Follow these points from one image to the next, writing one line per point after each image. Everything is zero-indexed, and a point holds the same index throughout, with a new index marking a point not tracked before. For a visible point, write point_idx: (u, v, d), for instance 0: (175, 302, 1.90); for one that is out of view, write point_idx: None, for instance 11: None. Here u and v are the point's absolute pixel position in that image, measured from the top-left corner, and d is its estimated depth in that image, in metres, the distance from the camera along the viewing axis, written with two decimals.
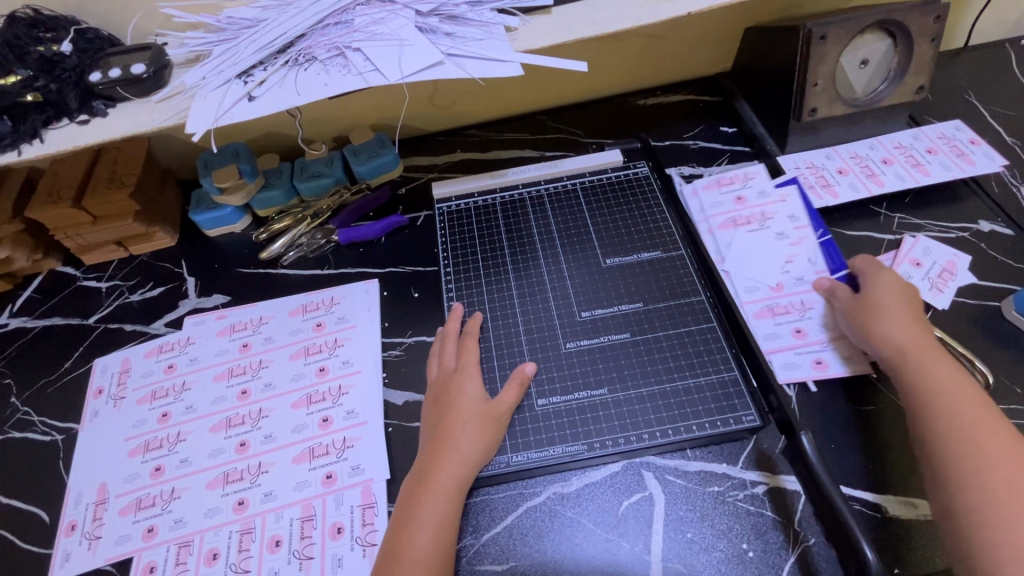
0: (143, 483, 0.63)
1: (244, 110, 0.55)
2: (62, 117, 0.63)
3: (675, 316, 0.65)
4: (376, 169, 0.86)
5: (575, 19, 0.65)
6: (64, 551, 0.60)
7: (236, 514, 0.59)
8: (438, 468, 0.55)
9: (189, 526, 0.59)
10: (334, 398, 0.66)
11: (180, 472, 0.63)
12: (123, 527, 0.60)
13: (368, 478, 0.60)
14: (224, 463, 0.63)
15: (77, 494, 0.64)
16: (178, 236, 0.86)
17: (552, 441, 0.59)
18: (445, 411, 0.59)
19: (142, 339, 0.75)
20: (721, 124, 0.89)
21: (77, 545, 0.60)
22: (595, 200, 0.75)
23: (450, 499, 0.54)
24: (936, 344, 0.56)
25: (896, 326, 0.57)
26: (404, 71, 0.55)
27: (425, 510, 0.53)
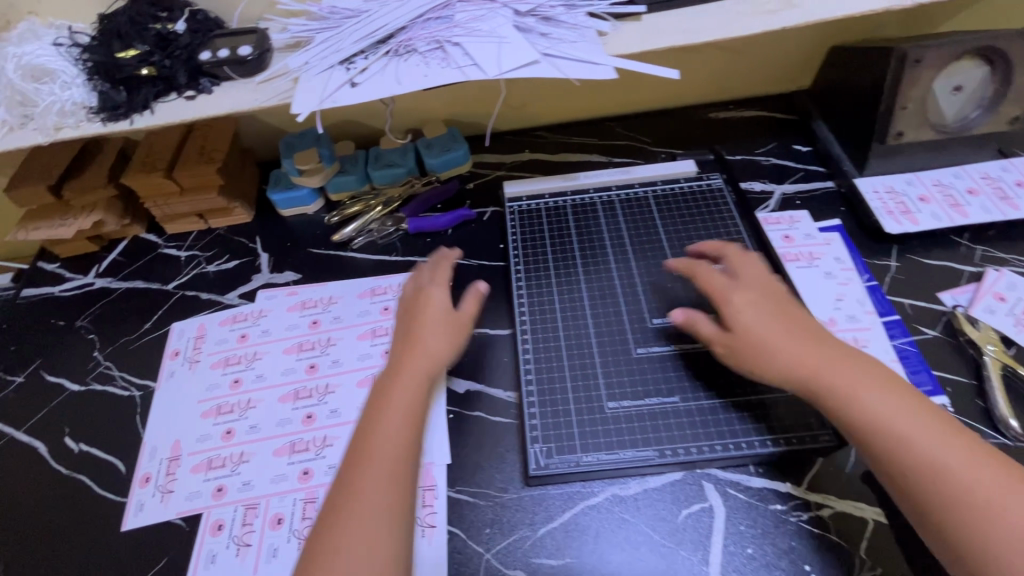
0: (215, 445, 0.66)
1: (346, 95, 0.57)
2: (171, 91, 0.66)
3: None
4: (448, 162, 0.88)
5: (666, 27, 0.66)
6: (138, 502, 0.63)
7: (302, 483, 0.62)
8: (387, 399, 0.56)
9: (256, 490, 0.62)
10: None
11: (249, 438, 0.65)
12: (194, 484, 0.63)
13: (429, 461, 0.62)
14: (291, 433, 0.65)
15: (151, 448, 0.67)
16: (254, 213, 0.89)
17: (616, 444, 0.59)
18: (410, 322, 0.64)
19: (218, 308, 0.79)
20: (795, 143, 0.88)
21: (151, 497, 0.63)
22: (667, 210, 0.76)
23: (408, 420, 0.55)
24: (829, 351, 0.52)
25: (780, 353, 0.53)
26: (503, 68, 0.56)
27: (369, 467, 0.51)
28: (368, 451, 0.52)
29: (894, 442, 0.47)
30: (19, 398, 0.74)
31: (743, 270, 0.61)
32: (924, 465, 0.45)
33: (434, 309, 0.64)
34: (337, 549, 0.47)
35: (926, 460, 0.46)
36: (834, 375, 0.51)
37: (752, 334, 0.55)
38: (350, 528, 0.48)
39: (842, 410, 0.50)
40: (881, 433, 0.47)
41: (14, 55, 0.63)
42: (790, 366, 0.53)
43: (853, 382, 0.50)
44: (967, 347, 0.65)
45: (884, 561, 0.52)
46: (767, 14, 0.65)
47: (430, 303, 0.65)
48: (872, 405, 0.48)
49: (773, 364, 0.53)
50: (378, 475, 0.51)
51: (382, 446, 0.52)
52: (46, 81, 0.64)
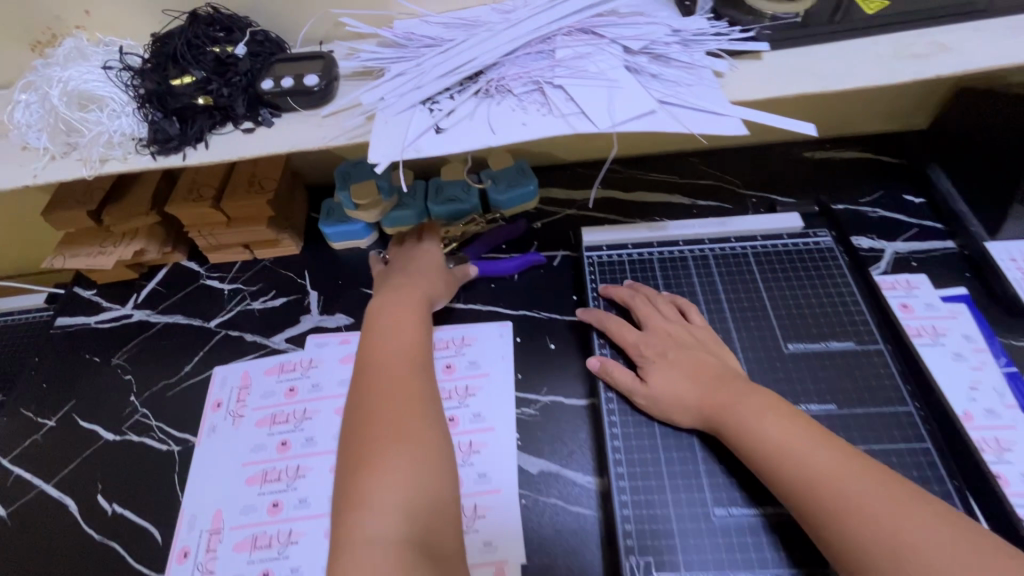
0: (260, 520, 0.59)
1: (431, 143, 0.50)
2: (227, 123, 0.59)
3: (878, 425, 0.55)
4: (515, 199, 0.80)
5: (794, 68, 0.56)
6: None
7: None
8: (386, 326, 0.62)
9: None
10: (464, 455, 0.61)
11: (297, 514, 0.59)
12: (238, 566, 0.57)
13: (500, 559, 0.55)
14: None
15: (191, 517, 0.61)
16: (302, 244, 0.82)
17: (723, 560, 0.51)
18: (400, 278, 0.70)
19: (263, 353, 0.72)
20: (906, 192, 0.78)
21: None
22: (771, 270, 0.67)
23: (410, 333, 0.61)
24: (699, 389, 0.56)
25: (666, 391, 0.57)
26: (615, 118, 0.48)
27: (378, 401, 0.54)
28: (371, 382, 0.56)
29: (785, 477, 0.47)
30: (50, 446, 0.68)
31: (643, 309, 0.64)
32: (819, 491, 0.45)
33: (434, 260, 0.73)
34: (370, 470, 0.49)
35: (823, 480, 0.45)
36: (730, 413, 0.53)
37: (660, 388, 0.57)
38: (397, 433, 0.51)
39: (751, 451, 0.50)
40: (775, 459, 0.48)
41: (60, 80, 0.57)
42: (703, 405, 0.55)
43: (751, 413, 0.52)
44: None
45: None
46: (915, 57, 0.56)
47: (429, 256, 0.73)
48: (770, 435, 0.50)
49: (683, 414, 0.56)
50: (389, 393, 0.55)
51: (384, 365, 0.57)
52: (94, 109, 0.57)
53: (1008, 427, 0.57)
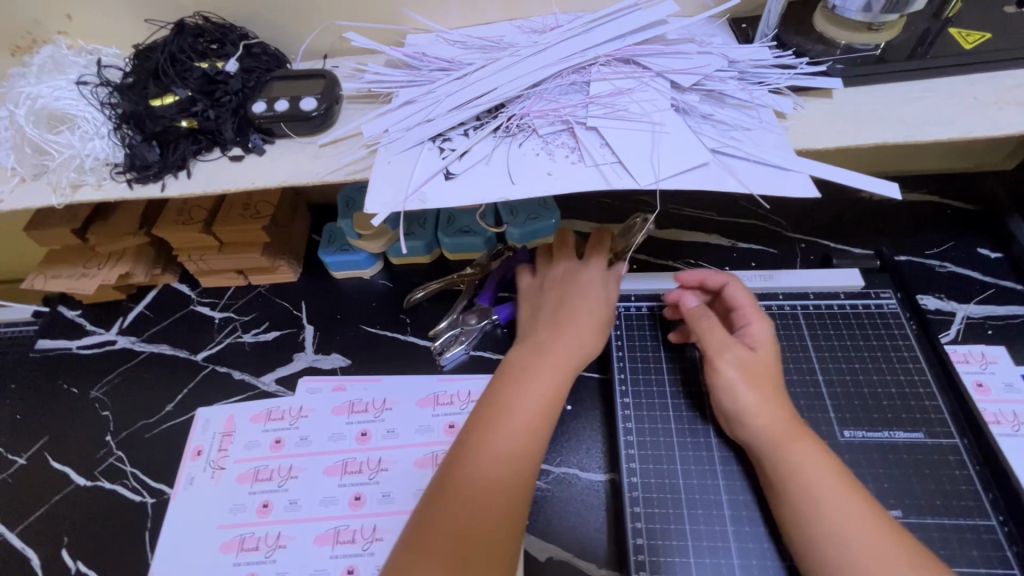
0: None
1: (439, 192, 0.42)
2: (215, 148, 0.53)
3: (953, 541, 0.46)
4: (535, 233, 0.72)
5: (872, 112, 0.48)
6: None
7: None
8: (517, 389, 0.51)
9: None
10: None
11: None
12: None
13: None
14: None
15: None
16: (301, 271, 0.76)
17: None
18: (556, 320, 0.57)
19: (251, 396, 0.66)
20: (980, 245, 0.69)
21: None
22: (824, 337, 0.58)
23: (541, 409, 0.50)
24: (778, 387, 0.52)
25: (756, 369, 0.52)
26: (659, 172, 0.40)
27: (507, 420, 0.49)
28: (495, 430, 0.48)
29: (787, 476, 0.46)
30: (18, 487, 0.63)
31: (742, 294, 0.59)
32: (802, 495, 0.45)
33: (595, 310, 0.58)
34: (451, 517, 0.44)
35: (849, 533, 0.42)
36: (797, 440, 0.47)
37: (760, 361, 0.52)
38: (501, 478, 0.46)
39: (773, 454, 0.48)
40: (802, 491, 0.45)
41: (30, 96, 0.51)
42: (759, 422, 0.49)
43: (798, 441, 0.48)
44: None
45: None
46: (1021, 104, 0.46)
47: (582, 301, 0.58)
48: (807, 470, 0.46)
49: (762, 400, 0.50)
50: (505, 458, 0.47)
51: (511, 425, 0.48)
52: (66, 130, 0.51)
53: None
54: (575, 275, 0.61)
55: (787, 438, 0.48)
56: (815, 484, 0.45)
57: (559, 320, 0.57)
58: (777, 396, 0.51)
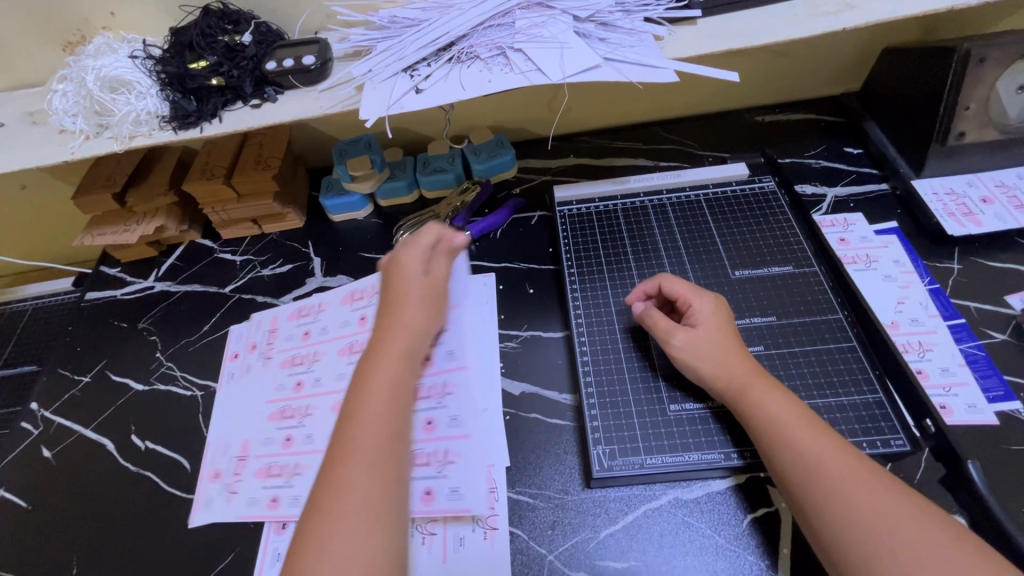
0: (276, 450, 0.67)
1: (412, 101, 0.59)
2: (238, 100, 0.69)
3: (812, 330, 0.63)
4: (495, 168, 0.89)
5: (723, 30, 0.65)
6: (207, 496, 0.65)
7: (424, 504, 0.59)
8: (374, 370, 0.52)
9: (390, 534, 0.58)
10: (439, 397, 0.66)
11: (306, 448, 0.66)
12: (254, 490, 0.64)
13: (463, 433, 0.63)
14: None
15: (222, 443, 0.69)
16: (305, 218, 0.91)
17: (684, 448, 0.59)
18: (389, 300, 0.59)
19: (274, 312, 0.81)
20: (847, 145, 0.87)
21: (220, 494, 0.65)
22: (720, 212, 0.76)
23: (399, 388, 0.51)
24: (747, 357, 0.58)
25: (699, 341, 0.59)
26: (565, 71, 0.58)
27: (381, 373, 0.52)
28: (348, 458, 0.46)
29: (753, 419, 0.53)
30: (87, 398, 0.76)
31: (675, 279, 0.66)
32: (810, 463, 0.48)
33: (427, 289, 0.60)
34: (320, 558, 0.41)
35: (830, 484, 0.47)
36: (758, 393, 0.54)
37: (703, 338, 0.59)
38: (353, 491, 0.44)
39: (742, 403, 0.54)
40: (768, 426, 0.52)
41: (94, 68, 0.67)
42: (717, 379, 0.57)
43: (758, 385, 0.54)
44: None
45: None
46: (824, 15, 0.65)
47: (406, 278, 0.60)
48: (770, 409, 0.53)
49: (714, 361, 0.57)
50: (368, 483, 0.45)
51: (370, 411, 0.48)
52: (123, 92, 0.67)
53: (929, 332, 0.65)
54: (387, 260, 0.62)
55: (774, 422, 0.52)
56: (777, 418, 0.52)
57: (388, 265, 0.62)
58: (731, 358, 0.57)
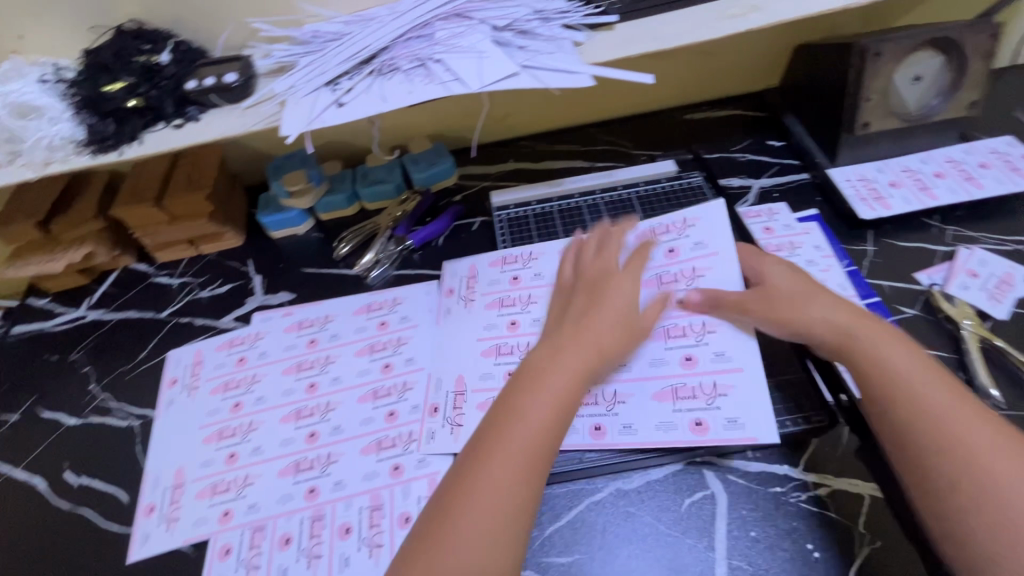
0: (501, 333, 0.69)
1: (333, 115, 0.59)
2: (159, 121, 0.68)
3: None
4: (434, 176, 0.90)
5: (639, 33, 0.68)
6: (429, 429, 0.65)
7: (698, 434, 0.58)
8: (546, 376, 0.54)
9: (641, 435, 0.60)
10: (689, 279, 0.68)
11: (533, 329, 0.69)
12: (487, 366, 0.67)
13: (735, 367, 0.61)
14: (671, 376, 0.62)
15: (435, 381, 0.68)
16: (244, 236, 0.90)
17: (618, 442, 0.60)
18: (580, 314, 0.60)
19: (214, 333, 0.79)
20: (769, 139, 0.91)
21: (442, 427, 0.64)
22: (650, 208, 0.79)
23: (562, 396, 0.52)
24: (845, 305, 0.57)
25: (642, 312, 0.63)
26: (484, 80, 0.59)
27: (550, 380, 0.53)
28: (494, 450, 0.49)
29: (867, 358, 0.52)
30: (15, 437, 0.73)
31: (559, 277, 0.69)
32: (945, 432, 0.45)
33: (620, 309, 0.60)
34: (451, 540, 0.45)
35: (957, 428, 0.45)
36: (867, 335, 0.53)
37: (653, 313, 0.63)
38: (489, 484, 0.47)
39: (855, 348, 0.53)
40: (875, 366, 0.51)
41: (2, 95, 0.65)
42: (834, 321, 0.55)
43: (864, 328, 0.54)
44: (945, 321, 0.67)
45: (883, 534, 0.55)
46: (732, 17, 0.67)
47: (612, 302, 0.60)
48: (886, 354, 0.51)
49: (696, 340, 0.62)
50: (505, 481, 0.47)
51: (530, 416, 0.51)
52: (34, 117, 0.65)
53: None
54: (607, 275, 0.63)
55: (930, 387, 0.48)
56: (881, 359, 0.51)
57: (603, 278, 0.63)
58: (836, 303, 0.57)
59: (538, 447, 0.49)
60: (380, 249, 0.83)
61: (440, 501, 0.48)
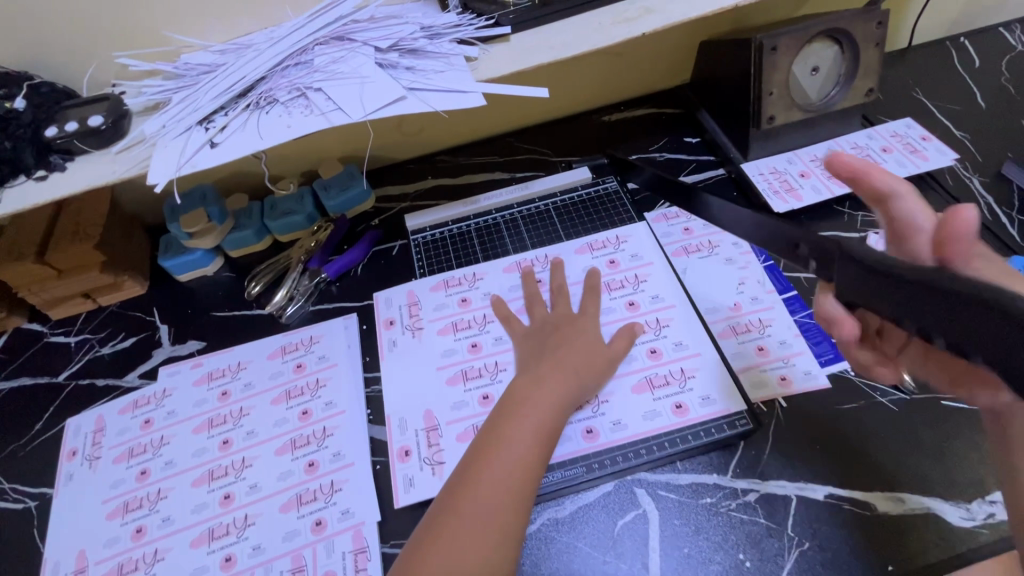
0: (465, 357, 0.69)
1: (206, 157, 0.55)
2: (19, 174, 0.61)
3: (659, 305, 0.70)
4: (348, 201, 0.85)
5: (535, 44, 0.64)
6: (406, 476, 0.61)
7: (679, 417, 0.61)
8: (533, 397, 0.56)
9: (631, 428, 0.61)
10: (634, 285, 0.72)
11: (498, 348, 0.69)
12: (458, 395, 0.66)
13: (695, 352, 0.65)
14: (642, 369, 0.65)
15: (400, 420, 0.65)
16: (148, 283, 0.84)
17: (569, 445, 0.61)
18: (552, 349, 0.62)
19: (117, 394, 0.73)
20: (686, 135, 0.90)
21: (420, 470, 0.61)
22: (566, 215, 0.80)
23: (549, 417, 0.55)
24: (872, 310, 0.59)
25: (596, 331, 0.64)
26: (366, 108, 0.56)
27: (536, 400, 0.56)
28: (490, 457, 0.51)
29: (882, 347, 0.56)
30: None
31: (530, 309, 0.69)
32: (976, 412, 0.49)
33: (590, 344, 0.63)
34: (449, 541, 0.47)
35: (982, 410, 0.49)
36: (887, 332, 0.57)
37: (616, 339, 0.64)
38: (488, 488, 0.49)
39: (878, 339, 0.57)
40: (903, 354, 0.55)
41: None
42: None
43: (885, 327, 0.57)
44: None
45: (810, 535, 0.55)
46: (626, 21, 0.65)
47: (584, 337, 0.63)
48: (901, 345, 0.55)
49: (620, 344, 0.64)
50: (501, 491, 0.50)
51: (522, 432, 0.53)
52: None
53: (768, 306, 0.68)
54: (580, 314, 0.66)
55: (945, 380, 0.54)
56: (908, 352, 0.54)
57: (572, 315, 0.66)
58: None
59: (531, 462, 0.52)
60: (294, 286, 0.79)
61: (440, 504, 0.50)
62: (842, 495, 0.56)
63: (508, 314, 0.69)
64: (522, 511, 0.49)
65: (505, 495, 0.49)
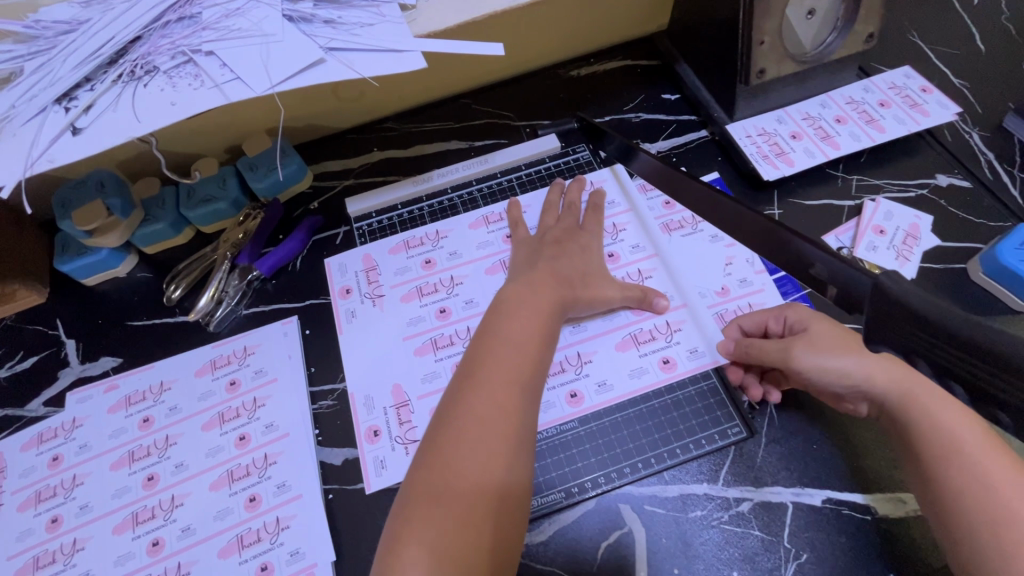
0: (433, 325, 0.63)
1: (67, 149, 0.43)
2: None
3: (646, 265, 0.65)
4: (279, 184, 0.73)
5: None
6: (377, 458, 0.57)
7: (667, 371, 0.58)
8: (518, 311, 0.55)
9: (618, 389, 0.58)
10: (612, 234, 0.67)
11: (468, 313, 0.63)
12: (428, 366, 0.61)
13: (678, 305, 0.62)
14: (627, 325, 0.61)
15: (366, 399, 0.60)
16: (47, 289, 0.71)
17: (553, 412, 0.57)
18: (546, 258, 0.61)
19: (17, 427, 0.63)
20: (664, 91, 0.80)
21: (391, 450, 0.57)
22: (528, 171, 0.73)
23: (538, 328, 0.54)
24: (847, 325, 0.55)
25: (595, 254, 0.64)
26: (272, 78, 0.44)
27: (521, 313, 0.55)
28: (485, 366, 0.50)
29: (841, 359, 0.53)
30: None
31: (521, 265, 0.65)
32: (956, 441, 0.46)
33: (585, 269, 0.61)
34: (456, 451, 0.46)
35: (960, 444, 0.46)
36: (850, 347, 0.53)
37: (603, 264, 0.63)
38: (486, 396, 0.49)
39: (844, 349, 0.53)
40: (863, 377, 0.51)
41: None
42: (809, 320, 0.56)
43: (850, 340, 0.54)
44: None
45: (810, 545, 0.50)
46: None
47: (578, 257, 0.62)
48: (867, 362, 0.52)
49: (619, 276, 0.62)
50: (500, 397, 0.49)
51: (513, 344, 0.52)
52: None
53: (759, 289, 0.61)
54: (574, 232, 0.65)
55: (904, 378, 0.50)
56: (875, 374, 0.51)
57: (572, 236, 0.65)
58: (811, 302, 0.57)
59: (529, 370, 0.51)
60: (224, 285, 0.68)
61: (438, 419, 0.49)
62: (841, 499, 0.51)
63: (517, 218, 0.68)
64: (527, 413, 0.49)
65: (507, 399, 0.49)
